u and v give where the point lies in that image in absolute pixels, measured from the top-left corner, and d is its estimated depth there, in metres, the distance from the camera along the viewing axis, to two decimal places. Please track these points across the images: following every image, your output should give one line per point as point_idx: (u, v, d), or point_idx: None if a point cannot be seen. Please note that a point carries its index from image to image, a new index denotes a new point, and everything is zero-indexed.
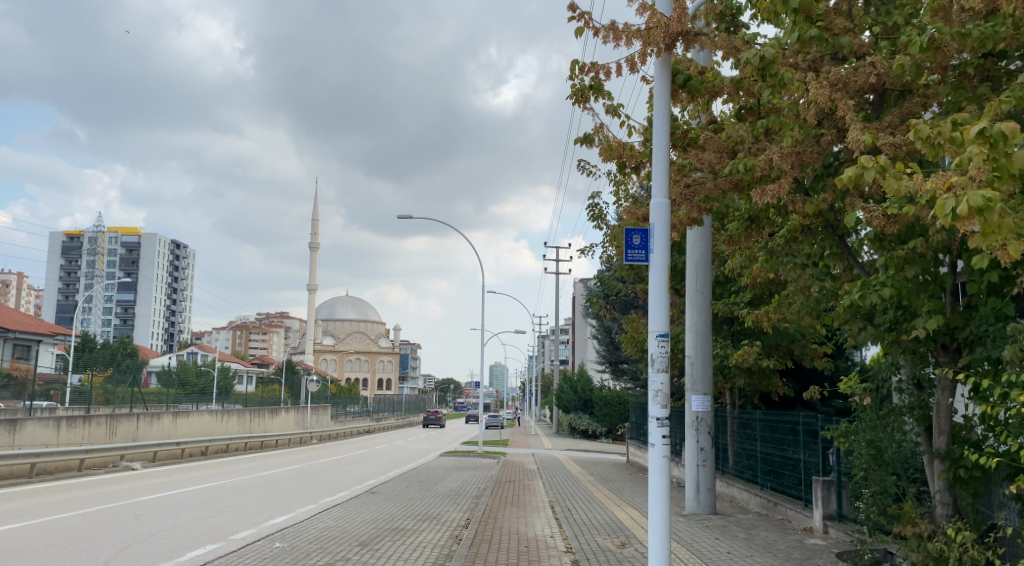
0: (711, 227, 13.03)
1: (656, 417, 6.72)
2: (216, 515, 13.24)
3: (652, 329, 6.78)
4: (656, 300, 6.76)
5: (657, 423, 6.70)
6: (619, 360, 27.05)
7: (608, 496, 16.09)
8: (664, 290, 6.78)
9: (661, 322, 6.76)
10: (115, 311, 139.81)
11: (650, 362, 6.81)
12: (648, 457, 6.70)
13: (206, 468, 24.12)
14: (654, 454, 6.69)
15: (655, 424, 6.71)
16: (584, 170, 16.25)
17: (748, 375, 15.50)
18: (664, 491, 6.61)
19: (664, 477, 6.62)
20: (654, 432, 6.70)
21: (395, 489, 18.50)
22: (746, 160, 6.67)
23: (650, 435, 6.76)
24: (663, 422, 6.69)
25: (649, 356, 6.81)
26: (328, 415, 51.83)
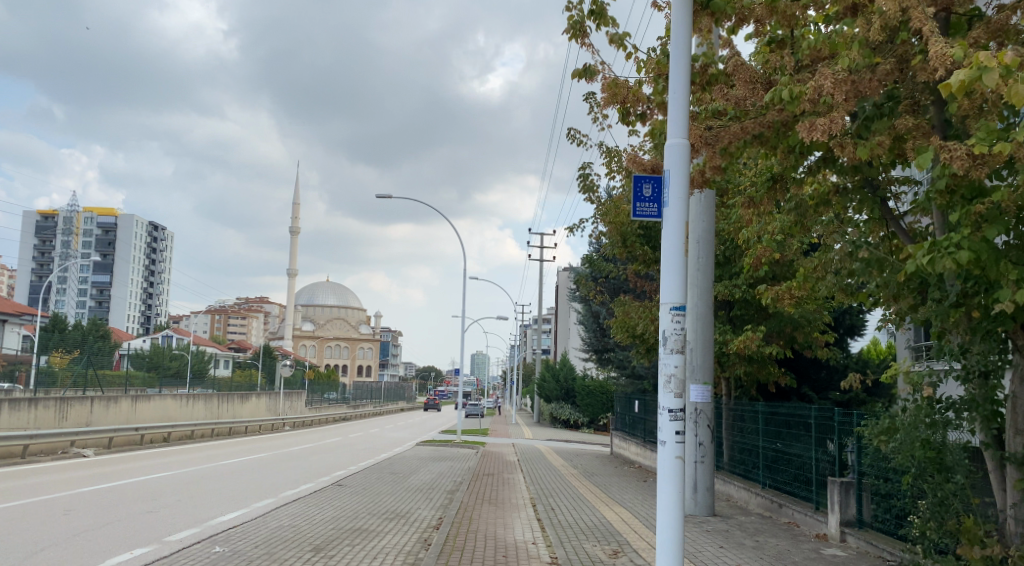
0: (715, 195, 11.78)
1: (668, 409, 5.45)
2: (157, 511, 11.88)
3: (665, 300, 5.51)
4: (672, 264, 5.49)
5: (669, 416, 5.43)
6: (605, 348, 25.85)
7: (594, 493, 14.89)
8: (681, 252, 5.51)
9: (676, 292, 5.49)
10: (89, 293, 137.05)
11: (661, 341, 5.54)
12: (658, 457, 5.45)
13: (165, 456, 22.66)
14: (665, 455, 5.43)
15: (666, 417, 5.45)
16: (574, 139, 14.98)
17: (748, 363, 14.31)
18: (678, 503, 5.35)
19: (678, 485, 5.37)
20: (666, 427, 5.43)
21: (365, 481, 17.22)
22: (789, 88, 5.42)
23: (659, 431, 5.50)
24: (677, 415, 5.42)
25: (661, 332, 5.55)
26: (302, 401, 50.33)
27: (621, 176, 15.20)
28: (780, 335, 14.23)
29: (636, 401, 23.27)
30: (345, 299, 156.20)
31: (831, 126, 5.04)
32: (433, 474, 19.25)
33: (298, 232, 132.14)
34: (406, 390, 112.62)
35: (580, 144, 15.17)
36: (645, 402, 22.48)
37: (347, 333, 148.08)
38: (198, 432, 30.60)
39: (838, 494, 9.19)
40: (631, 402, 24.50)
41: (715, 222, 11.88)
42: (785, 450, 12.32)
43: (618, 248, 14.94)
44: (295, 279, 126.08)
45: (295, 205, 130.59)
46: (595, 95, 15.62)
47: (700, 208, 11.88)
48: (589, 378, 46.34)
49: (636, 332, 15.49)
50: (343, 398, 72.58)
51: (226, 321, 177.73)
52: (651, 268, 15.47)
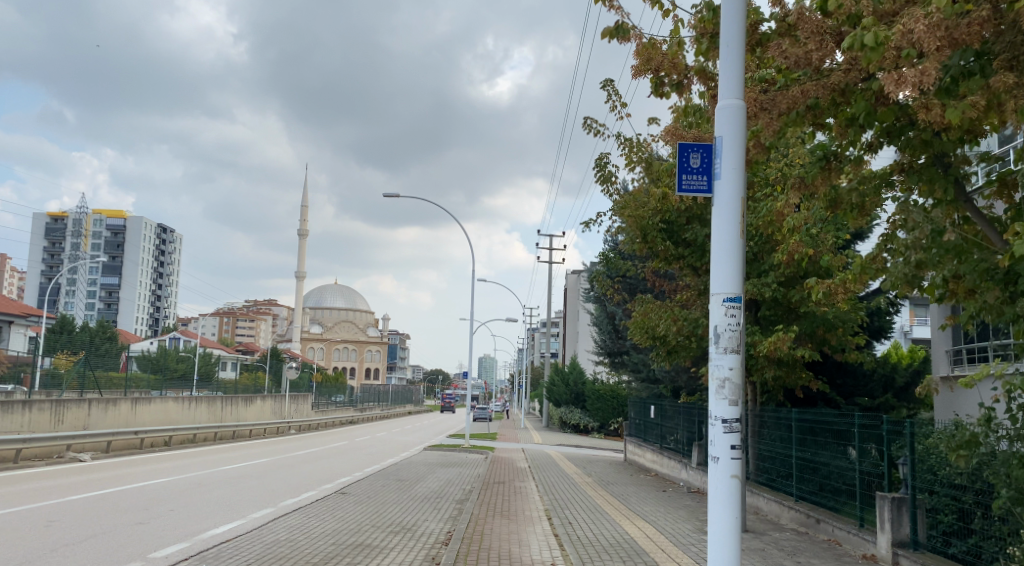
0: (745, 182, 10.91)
1: (721, 419, 4.65)
2: (147, 523, 11.11)
3: (715, 292, 4.72)
4: (724, 248, 4.70)
5: (722, 427, 4.63)
6: (619, 351, 24.97)
7: (612, 504, 14.05)
8: (737, 233, 4.71)
9: (732, 280, 4.69)
10: (98, 295, 136.87)
11: (714, 339, 4.75)
12: (709, 475, 4.64)
13: (164, 461, 21.88)
14: (718, 473, 4.63)
15: (718, 427, 4.66)
16: (591, 128, 14.18)
17: (777, 367, 13.42)
18: (736, 529, 4.54)
19: (735, 508, 4.57)
20: (719, 441, 4.63)
21: (370, 489, 16.42)
22: (875, 32, 4.70)
23: (711, 445, 4.69)
24: (732, 426, 4.61)
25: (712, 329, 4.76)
26: (308, 405, 49.61)
27: (641, 168, 14.34)
28: (811, 337, 13.35)
29: (652, 406, 22.37)
30: (353, 302, 155.79)
31: (922, 78, 4.61)
32: (442, 482, 18.41)
33: (307, 235, 131.91)
34: (414, 393, 111.83)
35: (597, 135, 14.33)
36: (661, 407, 21.58)
37: (355, 336, 147.63)
38: (200, 436, 29.82)
39: (890, 513, 8.45)
40: (646, 407, 23.59)
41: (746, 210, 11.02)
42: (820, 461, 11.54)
43: (637, 244, 14.09)
44: (303, 282, 125.71)
45: (303, 208, 130.33)
46: (613, 82, 14.78)
47: None
48: (600, 382, 45.47)
49: (657, 334, 14.62)
50: (350, 401, 71.88)
51: (234, 323, 177.40)
52: (672, 266, 14.62)
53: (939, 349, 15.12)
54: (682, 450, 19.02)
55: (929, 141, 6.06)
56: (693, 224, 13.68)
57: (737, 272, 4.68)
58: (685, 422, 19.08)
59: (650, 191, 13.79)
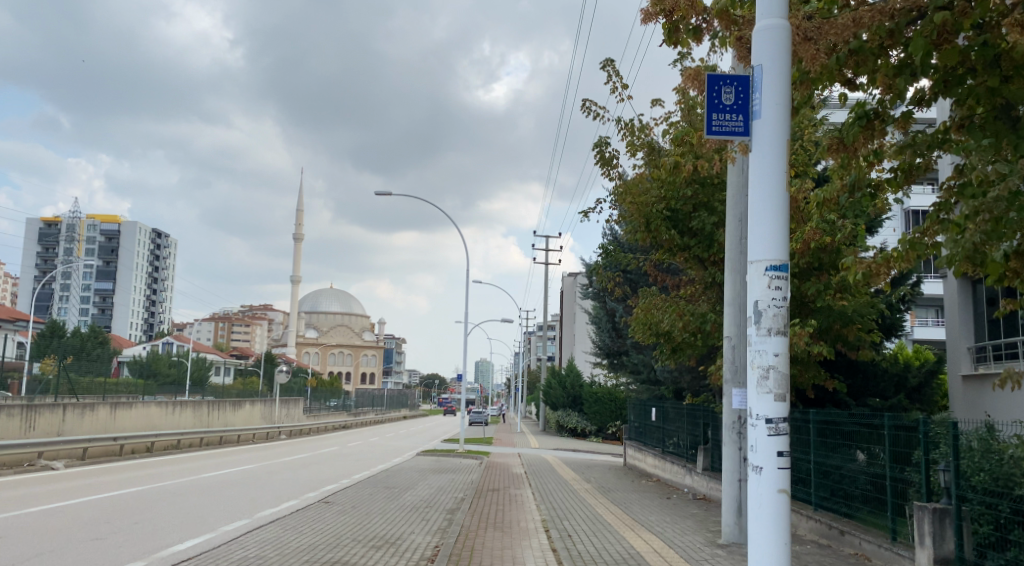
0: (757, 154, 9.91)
1: (766, 420, 4.04)
2: (105, 537, 10.16)
3: (756, 260, 4.11)
4: (767, 194, 4.13)
5: (767, 430, 4.03)
6: (617, 351, 24.03)
7: (614, 514, 13.12)
8: (782, 175, 4.15)
9: (776, 229, 4.11)
10: (92, 300, 135.64)
11: (754, 320, 4.13)
12: (753, 486, 4.05)
13: (144, 468, 20.93)
14: (762, 481, 4.04)
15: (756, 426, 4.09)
16: (590, 111, 13.34)
17: (792, 365, 12.47)
18: (784, 550, 3.97)
19: (782, 526, 3.98)
20: (764, 446, 4.02)
21: (356, 497, 15.50)
22: None
23: (754, 451, 4.08)
24: (779, 428, 4.02)
25: (751, 310, 4.16)
26: (300, 410, 48.57)
27: (643, 153, 13.41)
28: (826, 334, 12.43)
29: (653, 408, 21.40)
30: (348, 306, 154.73)
31: None
32: (434, 489, 17.49)
33: (302, 239, 131.02)
34: (410, 397, 110.70)
35: (596, 117, 13.42)
36: (663, 410, 20.62)
37: (350, 340, 146.45)
38: (185, 441, 28.82)
39: (931, 527, 7.57)
40: (647, 410, 22.63)
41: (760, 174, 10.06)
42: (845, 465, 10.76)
43: (638, 235, 13.15)
44: (298, 286, 124.72)
45: (298, 211, 129.46)
46: (613, 62, 13.89)
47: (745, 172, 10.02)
48: (598, 385, 44.52)
49: (661, 331, 13.68)
50: (344, 406, 70.81)
51: (229, 328, 176.14)
52: (677, 258, 13.68)
53: (957, 346, 14.17)
54: (686, 455, 18.06)
55: (996, 89, 5.28)
56: (699, 212, 12.72)
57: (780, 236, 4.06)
58: (688, 426, 18.13)
59: (653, 177, 12.86)
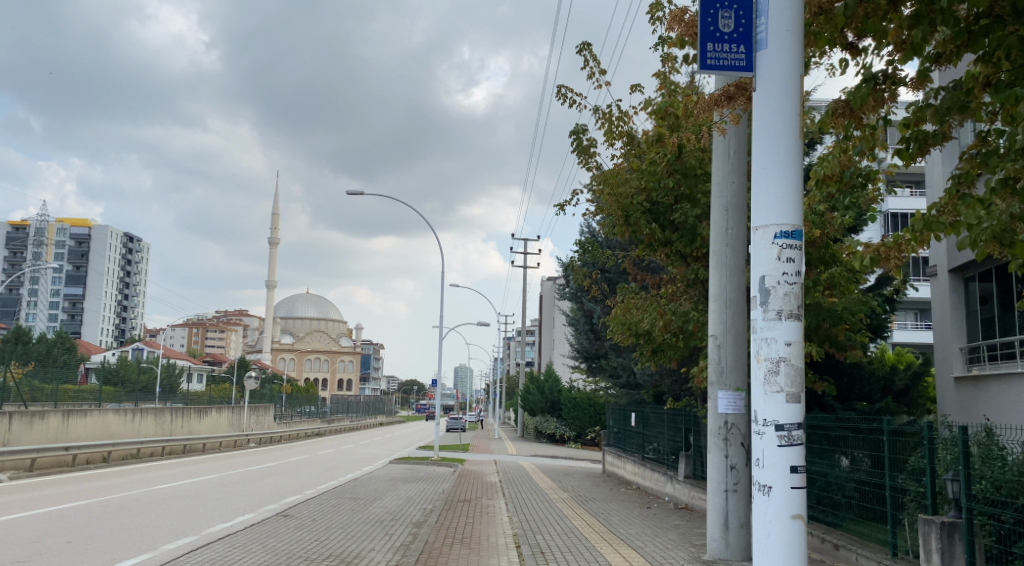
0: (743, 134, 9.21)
1: (778, 432, 3.96)
2: (29, 560, 9.20)
3: (763, 227, 4.05)
4: (779, 128, 4.02)
5: (777, 443, 3.96)
6: (596, 354, 23.24)
7: (591, 527, 12.32)
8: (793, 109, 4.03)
9: (789, 168, 3.99)
10: (62, 306, 132.88)
11: (761, 302, 4.12)
12: (767, 510, 3.98)
13: (97, 479, 19.86)
14: (773, 504, 3.96)
15: (758, 439, 4.04)
16: (565, 97, 12.59)
17: None
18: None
19: (796, 555, 3.89)
20: (777, 462, 3.96)
21: (316, 510, 14.60)
22: None
23: (766, 470, 4.01)
24: (789, 441, 3.94)
25: (756, 289, 4.12)
26: (271, 417, 47.29)
27: (621, 142, 12.47)
28: (812, 333, 11.73)
29: (633, 413, 20.62)
30: (325, 311, 152.82)
31: None
32: (403, 500, 16.61)
33: (277, 243, 129.33)
34: (386, 403, 109.04)
35: (571, 104, 12.67)
36: (643, 415, 19.86)
37: (326, 346, 144.44)
38: (146, 451, 27.66)
39: (939, 546, 6.81)
40: (626, 415, 21.85)
41: (746, 153, 9.39)
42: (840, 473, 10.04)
43: (615, 230, 12.35)
44: (273, 290, 122.94)
45: (273, 215, 127.97)
46: (589, 47, 13.11)
47: (732, 156, 9.30)
48: (576, 390, 43.67)
49: (640, 331, 12.89)
50: (319, 413, 69.40)
51: (202, 333, 173.22)
52: (657, 255, 12.91)
53: (950, 347, 13.62)
54: (667, 462, 17.30)
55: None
56: (681, 204, 11.89)
57: (789, 192, 3.99)
58: (669, 431, 17.39)
59: (632, 168, 12.05)
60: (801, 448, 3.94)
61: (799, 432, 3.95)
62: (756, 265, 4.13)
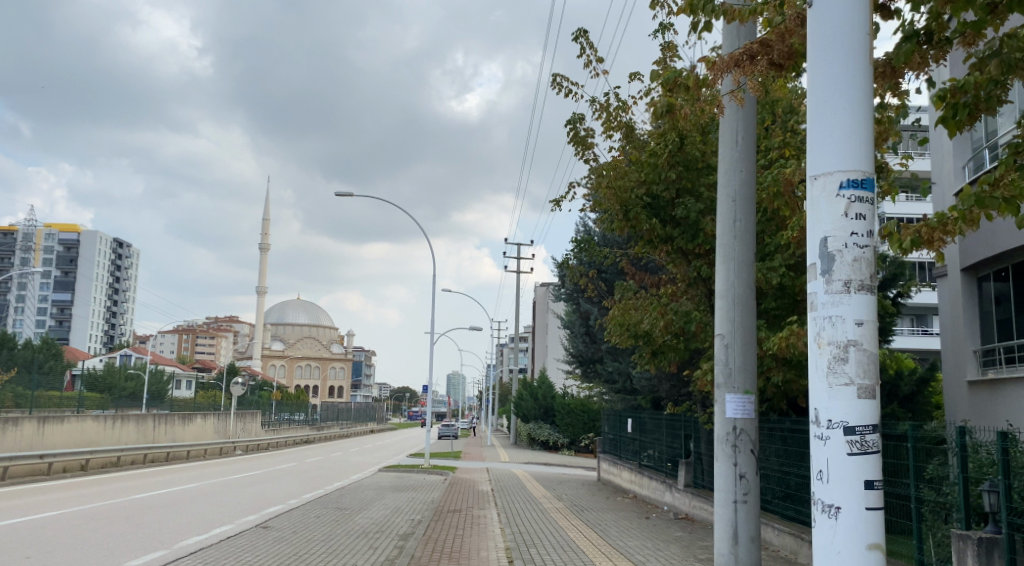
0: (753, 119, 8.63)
1: (849, 445, 3.37)
2: None
3: (826, 174, 3.55)
4: (842, 49, 3.54)
5: (848, 456, 3.37)
6: (590, 358, 22.61)
7: (588, 539, 11.66)
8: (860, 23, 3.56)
9: (853, 95, 3.51)
10: (50, 311, 131.53)
11: (824, 272, 3.53)
12: (833, 537, 3.38)
13: (71, 488, 19.06)
14: (843, 528, 3.37)
15: (817, 445, 3.50)
16: (561, 87, 11.96)
17: (787, 369, 11.11)
18: None
19: None
20: (847, 482, 3.37)
21: (298, 521, 13.87)
22: None
23: (831, 489, 3.41)
24: (862, 455, 3.35)
25: (816, 256, 3.55)
26: (258, 423, 46.45)
27: (619, 135, 11.83)
28: None
29: (629, 420, 19.97)
30: (316, 318, 151.90)
31: None
32: (390, 510, 15.90)
33: (268, 249, 128.63)
34: (378, 410, 108.15)
35: (567, 94, 12.03)
36: (639, 421, 19.22)
37: (317, 353, 143.45)
38: (128, 459, 26.87)
39: (977, 564, 6.19)
40: (623, 422, 21.19)
41: (755, 138, 8.76)
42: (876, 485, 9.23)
43: (613, 226, 11.71)
44: (265, 296, 122.28)
45: (264, 220, 127.39)
46: (585, 34, 12.50)
47: (740, 141, 8.69)
48: (570, 396, 43.08)
49: (640, 332, 12.24)
50: (309, 420, 68.62)
51: (192, 340, 171.88)
52: (657, 252, 12.26)
53: (962, 351, 13.04)
54: (666, 470, 16.64)
55: None
56: (683, 198, 11.23)
57: (853, 132, 3.49)
58: (669, 437, 16.74)
59: (632, 160, 11.40)
60: (877, 457, 3.35)
61: (874, 436, 3.36)
62: (817, 224, 3.57)
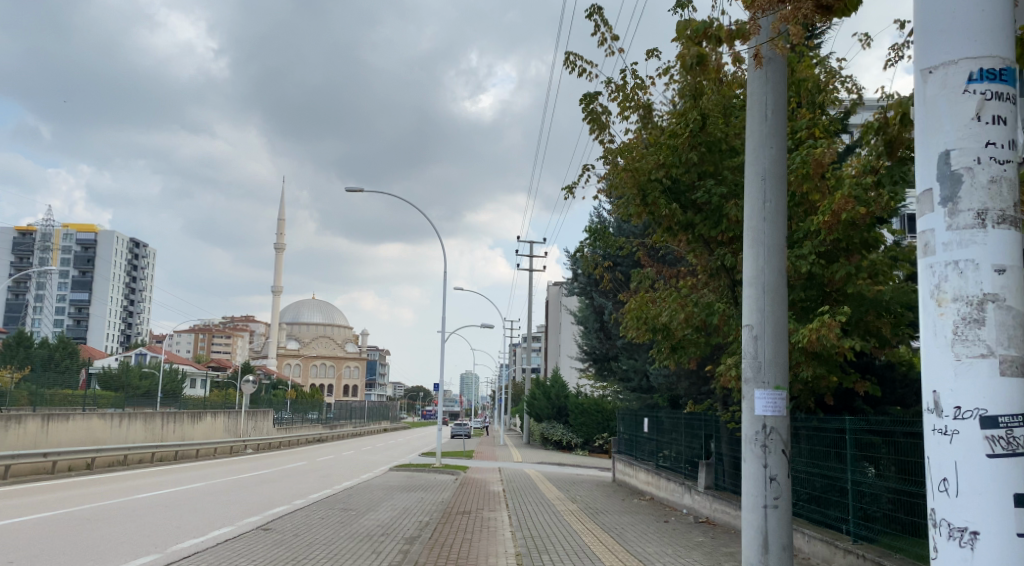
0: (782, 90, 7.98)
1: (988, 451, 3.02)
2: None
3: (951, 65, 3.28)
4: None
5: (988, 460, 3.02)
6: (605, 356, 21.93)
7: (605, 545, 11.00)
8: None
9: None
10: (68, 311, 132.46)
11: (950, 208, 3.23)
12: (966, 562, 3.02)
13: (73, 487, 18.62)
14: (983, 554, 2.99)
15: (934, 441, 3.19)
16: (575, 65, 11.31)
17: (816, 364, 10.33)
18: None
19: None
20: (985, 501, 3.00)
21: (301, 523, 13.30)
22: None
23: (964, 506, 3.05)
24: (999, 459, 3.00)
25: (935, 177, 3.29)
26: (270, 422, 46.11)
27: (636, 116, 11.16)
28: (855, 325, 10.30)
29: (646, 419, 19.28)
30: (330, 317, 152.00)
31: None
32: (397, 512, 15.29)
33: (283, 248, 128.84)
34: (391, 409, 107.82)
35: (580, 74, 11.37)
36: (657, 420, 18.52)
37: (331, 352, 143.46)
38: (135, 457, 26.47)
39: None
40: (639, 421, 20.50)
41: (786, 111, 8.07)
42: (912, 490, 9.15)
43: (629, 212, 11.05)
44: (279, 295, 122.38)
45: (278, 219, 127.61)
46: (600, 11, 11.83)
47: (770, 115, 7.99)
48: (584, 396, 42.39)
49: (658, 326, 11.55)
50: (322, 420, 68.32)
51: (209, 339, 172.67)
52: (677, 241, 11.60)
53: None
54: (685, 471, 15.94)
55: None
56: (704, 181, 10.55)
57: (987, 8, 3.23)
58: (688, 437, 16.05)
59: (650, 141, 10.73)
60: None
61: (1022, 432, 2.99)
62: (937, 135, 3.30)
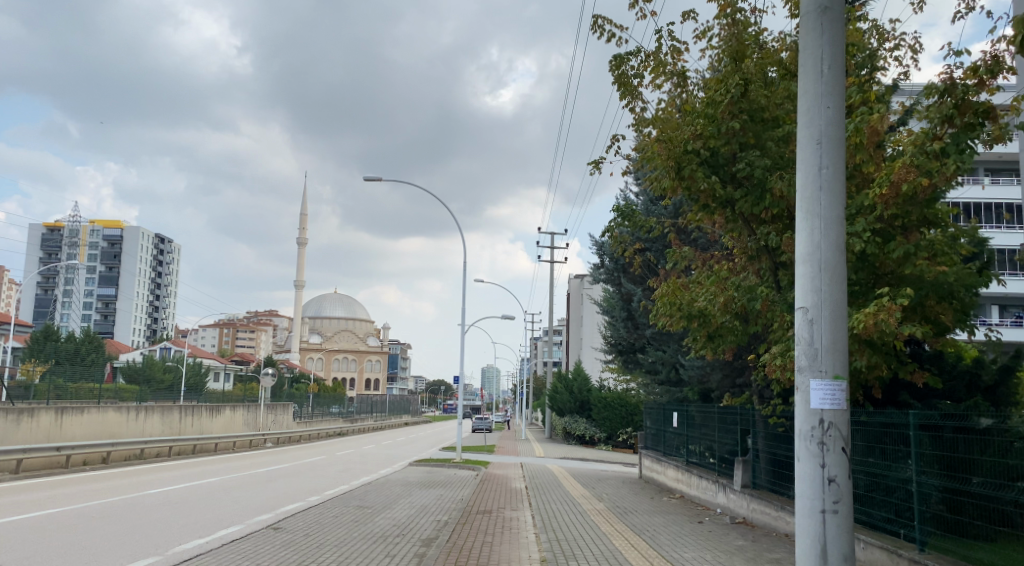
0: (840, 42, 7.06)
1: None
2: None
3: None
4: None
5: None
6: (631, 348, 21.09)
7: (637, 549, 10.19)
8: None
9: None
10: (95, 306, 133.77)
11: None
12: None
13: (85, 482, 18.13)
14: None
15: None
16: (603, 30, 10.49)
17: (871, 353, 9.43)
18: None
19: None
20: None
21: (313, 522, 12.62)
22: None
23: None
24: None
25: None
26: (290, 416, 45.73)
27: (671, 84, 10.32)
28: (914, 310, 9.24)
29: (674, 413, 18.39)
30: (352, 311, 152.25)
31: None
32: (415, 510, 14.56)
33: (306, 243, 129.19)
34: (413, 403, 107.54)
35: (609, 39, 10.54)
36: (687, 414, 17.61)
37: (354, 346, 143.66)
38: (152, 452, 26.02)
39: None
40: (667, 416, 19.60)
41: (845, 65, 7.14)
42: (958, 489, 8.61)
43: (662, 188, 10.18)
44: (302, 290, 122.60)
45: (301, 214, 127.89)
46: None
47: (827, 71, 7.07)
48: (607, 390, 41.51)
49: (694, 312, 10.73)
50: (344, 413, 68.04)
51: (233, 334, 173.72)
52: (713, 220, 10.76)
53: None
54: (719, 468, 15.05)
55: None
56: (746, 152, 9.64)
57: None
58: (723, 432, 15.16)
59: (686, 111, 9.90)
60: None
61: None
62: None
